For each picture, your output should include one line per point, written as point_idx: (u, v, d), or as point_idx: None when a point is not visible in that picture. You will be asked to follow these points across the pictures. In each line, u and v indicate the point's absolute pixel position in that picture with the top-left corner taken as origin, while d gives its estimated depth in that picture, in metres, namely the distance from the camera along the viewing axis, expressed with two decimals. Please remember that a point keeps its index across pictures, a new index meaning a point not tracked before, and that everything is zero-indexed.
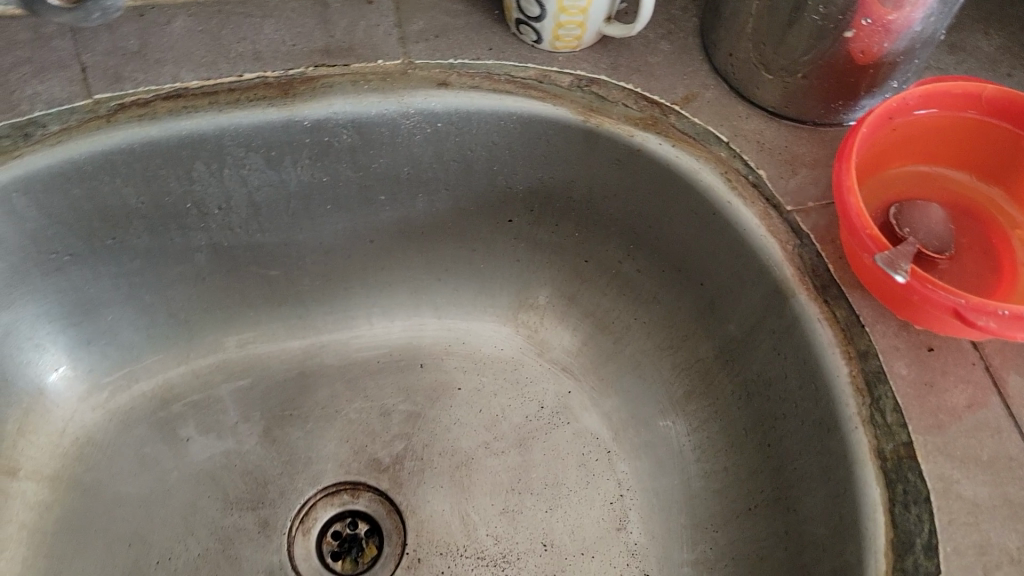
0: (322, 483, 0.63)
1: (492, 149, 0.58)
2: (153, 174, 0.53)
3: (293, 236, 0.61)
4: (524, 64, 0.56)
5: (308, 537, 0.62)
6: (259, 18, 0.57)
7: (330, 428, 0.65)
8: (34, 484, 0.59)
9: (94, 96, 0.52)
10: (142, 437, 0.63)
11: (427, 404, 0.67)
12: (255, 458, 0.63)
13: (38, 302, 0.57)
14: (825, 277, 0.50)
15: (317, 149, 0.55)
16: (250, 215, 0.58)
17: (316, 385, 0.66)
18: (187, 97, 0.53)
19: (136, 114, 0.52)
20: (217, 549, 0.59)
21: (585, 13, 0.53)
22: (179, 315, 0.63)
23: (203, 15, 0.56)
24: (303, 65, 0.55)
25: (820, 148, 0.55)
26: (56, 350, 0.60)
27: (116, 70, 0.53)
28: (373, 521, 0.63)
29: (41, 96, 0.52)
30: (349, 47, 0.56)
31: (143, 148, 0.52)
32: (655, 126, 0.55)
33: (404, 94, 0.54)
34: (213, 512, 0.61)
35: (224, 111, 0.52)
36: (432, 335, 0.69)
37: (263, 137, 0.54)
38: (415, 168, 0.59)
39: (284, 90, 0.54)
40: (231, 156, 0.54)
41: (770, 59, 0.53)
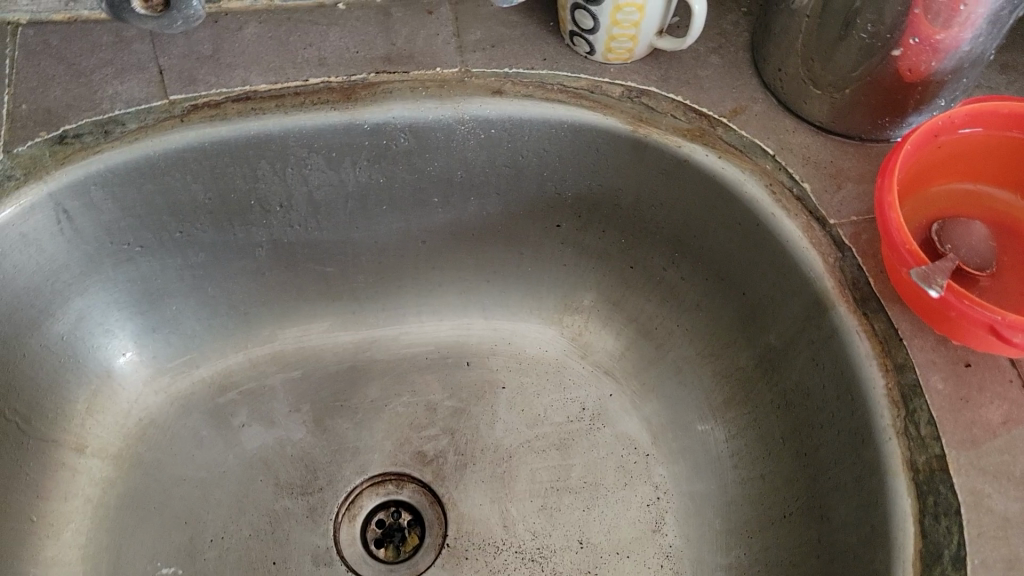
0: (368, 473, 0.66)
1: (543, 157, 0.60)
2: (221, 171, 0.56)
3: (349, 234, 0.64)
4: (576, 74, 0.58)
5: (353, 524, 0.64)
6: (325, 26, 0.59)
7: (378, 420, 0.68)
8: (99, 461, 0.63)
9: (169, 97, 0.55)
10: (200, 421, 0.66)
11: (472, 401, 0.69)
12: (306, 446, 0.66)
13: (110, 289, 0.60)
14: (864, 290, 0.51)
15: (376, 152, 0.58)
16: (310, 213, 0.61)
17: (366, 379, 0.69)
18: (256, 99, 0.56)
19: (208, 114, 0.55)
20: (267, 531, 0.62)
21: (637, 26, 0.55)
22: (239, 306, 0.66)
23: (272, 22, 0.59)
24: (366, 72, 0.57)
25: (866, 163, 0.56)
26: (124, 336, 0.64)
27: (191, 73, 0.56)
28: (416, 511, 0.66)
29: (121, 96, 0.55)
30: (409, 56, 0.58)
31: (213, 147, 0.55)
32: (702, 137, 0.57)
33: (460, 102, 0.57)
34: (265, 496, 0.63)
35: (290, 113, 0.55)
36: (479, 335, 0.71)
37: (325, 139, 0.56)
38: (468, 171, 0.61)
39: (346, 94, 0.56)
40: (294, 156, 0.57)
41: (818, 74, 0.54)
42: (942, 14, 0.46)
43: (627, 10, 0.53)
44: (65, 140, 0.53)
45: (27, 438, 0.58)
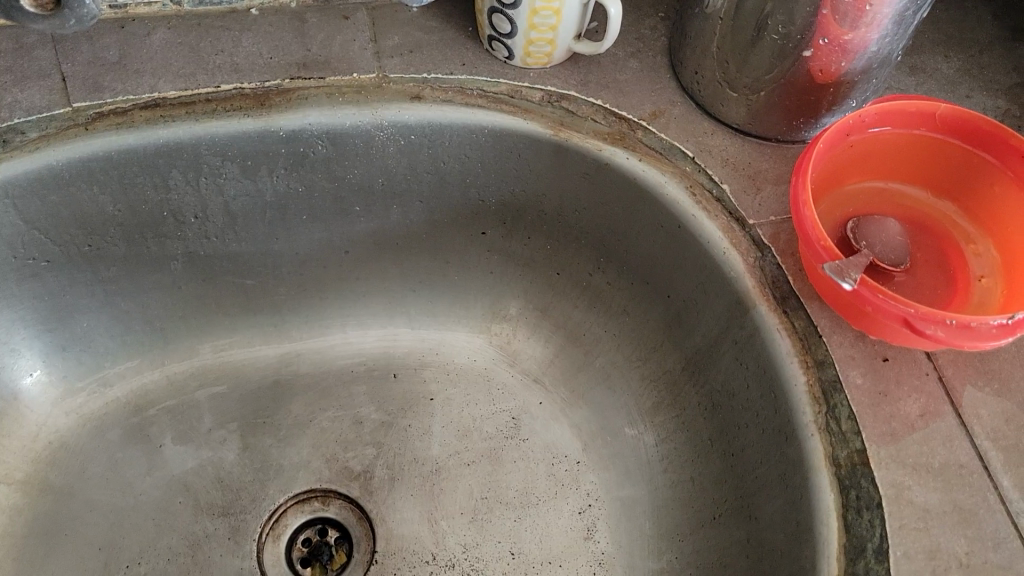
0: (293, 490, 0.64)
1: (465, 162, 0.59)
2: (130, 182, 0.55)
3: (268, 246, 0.62)
4: (496, 79, 0.58)
5: (278, 544, 0.62)
6: (238, 32, 0.58)
7: (302, 437, 0.66)
8: (5, 487, 0.60)
9: (73, 105, 0.53)
10: (115, 442, 0.63)
11: (400, 413, 0.67)
12: (227, 465, 0.64)
13: (14, 307, 0.58)
14: (784, 289, 0.51)
15: (293, 159, 0.57)
16: (226, 224, 0.60)
17: (290, 394, 0.67)
18: (165, 106, 0.54)
19: (114, 122, 0.53)
20: (186, 554, 0.60)
21: (555, 30, 0.55)
22: (155, 322, 0.64)
23: (183, 28, 0.58)
24: (280, 78, 0.56)
25: (783, 165, 0.56)
26: (31, 355, 0.61)
27: (96, 79, 0.54)
28: (343, 528, 0.64)
29: (21, 104, 0.53)
30: (325, 61, 0.57)
31: (120, 156, 0.53)
32: (623, 141, 0.57)
33: (377, 107, 0.56)
34: (185, 517, 0.61)
35: (201, 121, 0.54)
36: (405, 346, 0.70)
37: (239, 147, 0.55)
38: (389, 179, 0.60)
39: (260, 101, 0.55)
40: (206, 165, 0.55)
41: (733, 77, 0.54)
42: (849, 16, 0.47)
43: (544, 14, 0.53)
44: None
45: None
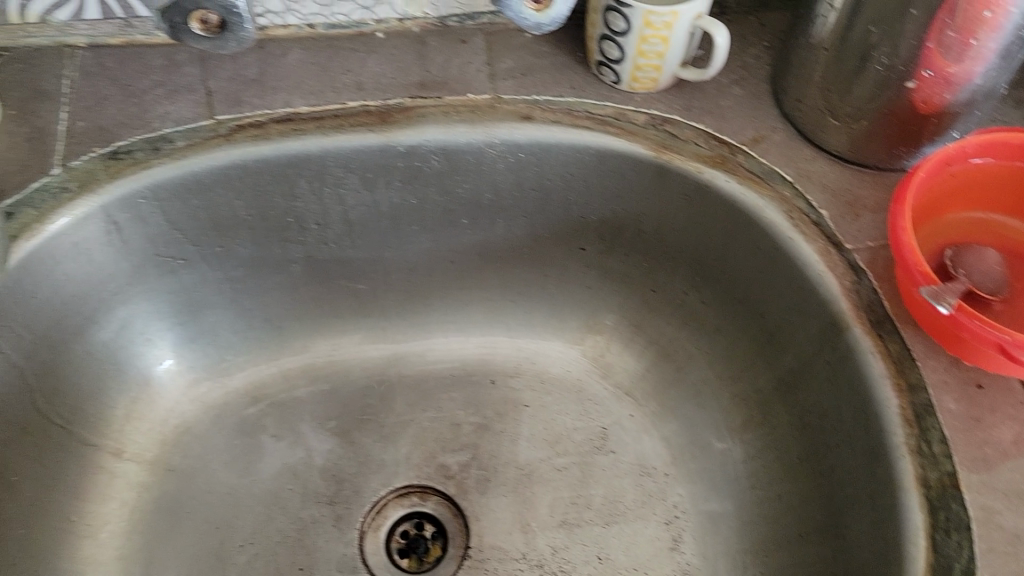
0: (393, 484, 0.67)
1: (569, 180, 0.62)
2: (261, 189, 0.60)
3: (380, 253, 0.66)
4: (602, 102, 0.61)
5: (378, 534, 0.66)
6: (364, 53, 0.62)
7: (403, 435, 0.69)
8: (136, 465, 0.65)
9: (216, 117, 0.58)
10: (233, 430, 0.68)
11: (496, 418, 0.70)
12: (334, 457, 0.68)
13: (152, 300, 0.64)
14: (879, 313, 0.52)
15: (409, 173, 0.61)
16: (343, 232, 0.64)
17: (393, 394, 0.71)
18: (297, 121, 0.59)
19: (252, 134, 0.58)
20: (295, 537, 0.64)
21: (662, 57, 0.57)
22: (274, 319, 0.69)
23: (315, 49, 0.62)
24: (401, 96, 0.60)
25: (882, 192, 0.58)
26: (164, 345, 0.66)
27: (236, 95, 0.60)
28: (439, 524, 0.67)
29: (171, 115, 0.58)
30: (443, 82, 0.61)
31: (256, 165, 0.58)
32: (724, 164, 0.59)
33: (491, 126, 0.59)
34: (294, 503, 0.65)
35: (328, 135, 0.58)
36: (504, 353, 0.73)
37: (362, 160, 0.59)
38: (496, 194, 0.63)
39: (382, 117, 0.59)
40: (331, 176, 0.60)
41: (835, 105, 0.56)
42: (955, 49, 0.48)
43: (653, 41, 0.55)
44: (117, 155, 0.56)
45: (69, 441, 0.61)
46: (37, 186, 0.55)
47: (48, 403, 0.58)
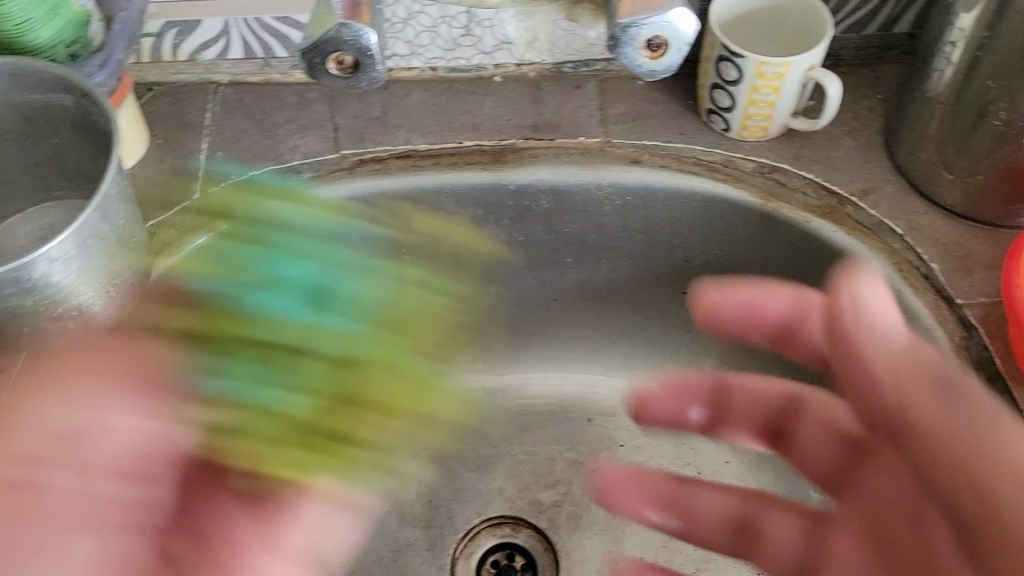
0: (486, 513, 0.69)
1: (674, 224, 0.63)
2: (379, 221, 0.63)
3: (486, 287, 0.69)
4: (711, 149, 0.62)
5: (470, 560, 0.67)
6: (481, 96, 0.65)
7: (498, 466, 0.70)
8: None
9: (342, 151, 0.62)
10: None
11: (590, 455, 0.71)
12: (431, 482, 0.70)
13: None
14: (991, 372, 0.51)
15: (518, 211, 0.63)
16: (452, 264, 0.67)
17: (491, 425, 0.72)
18: (416, 157, 0.62)
19: (373, 168, 0.62)
20: (390, 558, 0.66)
21: (773, 107, 0.58)
22: None
23: (435, 90, 0.65)
24: (515, 138, 0.63)
25: (997, 250, 0.56)
26: None
27: (361, 131, 0.63)
28: (530, 556, 0.68)
29: (300, 148, 0.63)
30: (556, 125, 0.63)
31: (375, 197, 0.62)
32: (833, 214, 0.59)
33: (599, 170, 0.61)
34: (391, 524, 0.68)
35: (443, 171, 0.62)
36: (601, 392, 0.73)
37: (475, 197, 0.62)
38: (601, 235, 0.65)
39: (496, 157, 0.62)
40: (444, 211, 0.63)
41: (952, 160, 0.56)
42: None
43: (764, 90, 0.57)
44: (251, 183, 0.61)
45: None
46: (179, 209, 0.60)
47: None
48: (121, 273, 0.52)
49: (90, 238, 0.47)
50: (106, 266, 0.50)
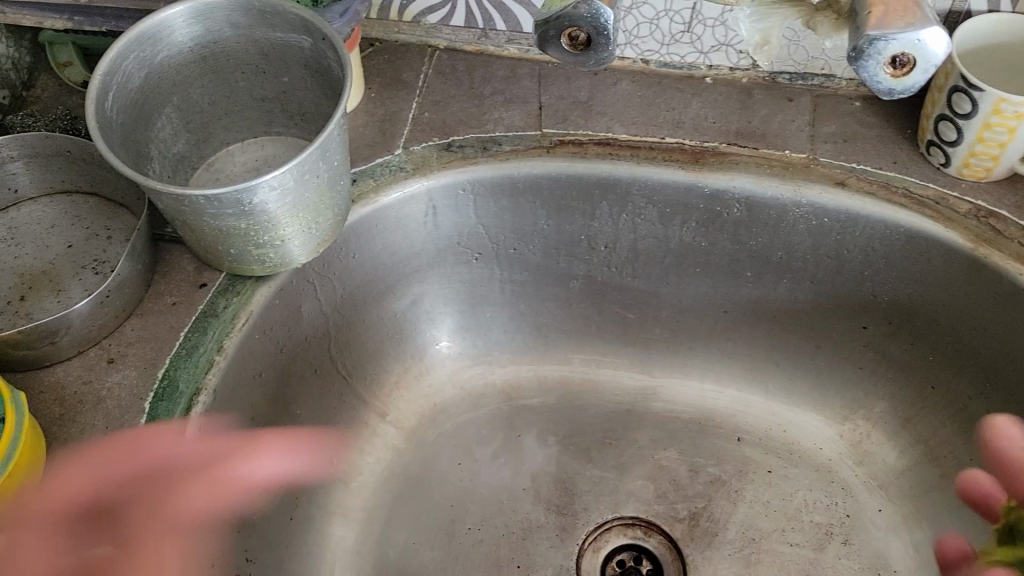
0: (620, 512, 0.68)
1: (869, 255, 0.60)
2: (566, 203, 0.63)
3: (658, 287, 0.68)
4: (925, 183, 0.59)
5: (597, 555, 0.66)
6: (689, 95, 0.64)
7: (638, 467, 0.70)
8: (395, 429, 0.70)
9: (543, 129, 0.63)
10: (483, 420, 0.72)
11: (734, 475, 0.69)
12: (569, 470, 0.70)
13: (445, 284, 0.69)
14: None
15: (707, 216, 0.62)
16: (629, 258, 0.67)
17: (638, 425, 0.72)
18: (614, 146, 0.62)
19: (570, 151, 0.62)
20: (519, 536, 0.66)
21: (1003, 148, 0.54)
22: (542, 330, 0.73)
23: (644, 83, 0.65)
24: (718, 142, 0.61)
25: None
26: (444, 328, 0.72)
27: (564, 113, 0.64)
28: (657, 563, 0.66)
29: (503, 121, 0.63)
30: (762, 135, 0.62)
31: (567, 180, 0.62)
32: None
33: (801, 186, 0.59)
34: (526, 504, 0.68)
35: (640, 164, 0.61)
36: (756, 413, 0.71)
37: (667, 195, 0.61)
38: (788, 254, 0.63)
39: (695, 158, 0.61)
40: (632, 204, 0.63)
41: None
42: None
43: (998, 129, 0.53)
44: (451, 148, 0.62)
45: (349, 392, 0.67)
46: (381, 161, 0.62)
47: (339, 353, 0.65)
48: (325, 213, 0.53)
49: (306, 173, 0.48)
50: (314, 203, 0.51)
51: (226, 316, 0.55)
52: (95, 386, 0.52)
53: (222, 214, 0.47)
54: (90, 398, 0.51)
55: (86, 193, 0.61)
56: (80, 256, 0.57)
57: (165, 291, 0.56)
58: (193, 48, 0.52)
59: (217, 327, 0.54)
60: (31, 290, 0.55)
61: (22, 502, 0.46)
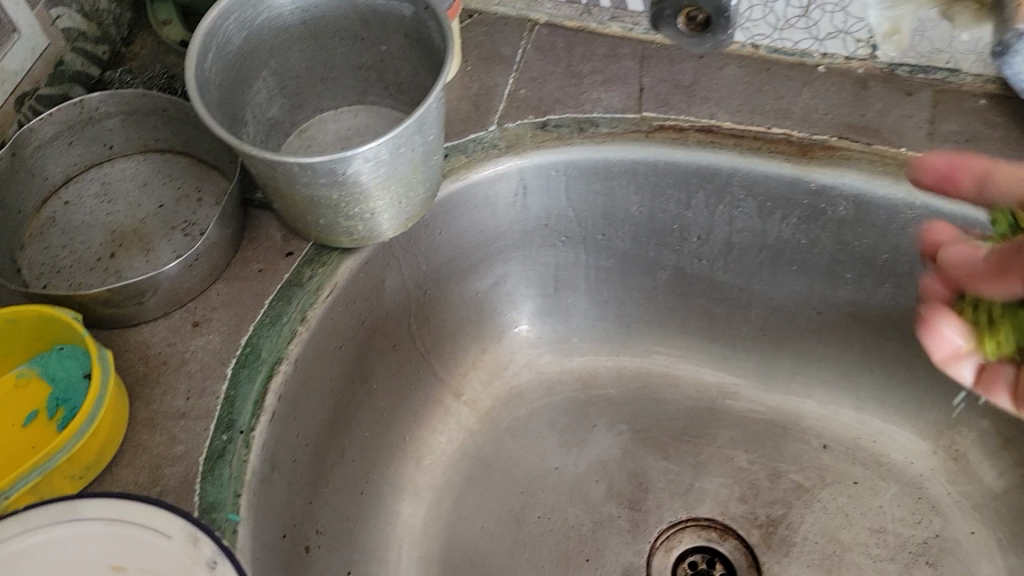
0: (695, 513, 0.66)
1: None
2: (661, 190, 0.61)
3: (750, 283, 0.66)
4: None
5: (668, 555, 0.64)
6: (799, 83, 0.61)
7: (717, 468, 0.68)
8: (468, 410, 0.69)
9: (642, 113, 0.60)
10: (558, 407, 0.71)
11: (818, 483, 0.66)
12: (646, 464, 0.68)
13: (528, 266, 0.68)
14: None
15: (810, 212, 0.59)
16: (722, 251, 0.64)
17: (718, 425, 0.69)
18: (716, 134, 0.59)
19: (670, 137, 0.59)
20: (590, 528, 0.65)
21: None
22: (624, 318, 0.71)
23: (752, 69, 0.62)
24: (828, 135, 0.58)
25: None
26: (524, 311, 0.71)
27: (666, 96, 0.61)
28: (731, 569, 0.64)
29: (602, 102, 0.61)
30: (876, 129, 0.58)
31: (665, 167, 0.59)
32: None
33: None
34: (597, 496, 0.66)
35: (743, 154, 0.58)
36: (843, 422, 0.68)
37: (769, 187, 0.58)
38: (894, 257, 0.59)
39: (802, 151, 0.58)
40: (731, 195, 0.60)
41: None
42: None
43: None
44: (547, 127, 0.60)
45: (426, 370, 0.66)
46: (475, 137, 0.60)
47: (419, 329, 0.64)
48: (416, 188, 0.52)
49: (402, 147, 0.46)
50: (406, 177, 0.50)
51: (311, 287, 0.54)
52: (180, 348, 0.51)
53: (315, 183, 0.46)
54: (174, 360, 0.51)
55: (179, 153, 0.60)
56: (170, 217, 0.57)
57: (251, 257, 0.56)
58: (295, 12, 0.51)
59: (302, 297, 0.54)
60: (121, 248, 0.55)
61: (104, 461, 0.46)
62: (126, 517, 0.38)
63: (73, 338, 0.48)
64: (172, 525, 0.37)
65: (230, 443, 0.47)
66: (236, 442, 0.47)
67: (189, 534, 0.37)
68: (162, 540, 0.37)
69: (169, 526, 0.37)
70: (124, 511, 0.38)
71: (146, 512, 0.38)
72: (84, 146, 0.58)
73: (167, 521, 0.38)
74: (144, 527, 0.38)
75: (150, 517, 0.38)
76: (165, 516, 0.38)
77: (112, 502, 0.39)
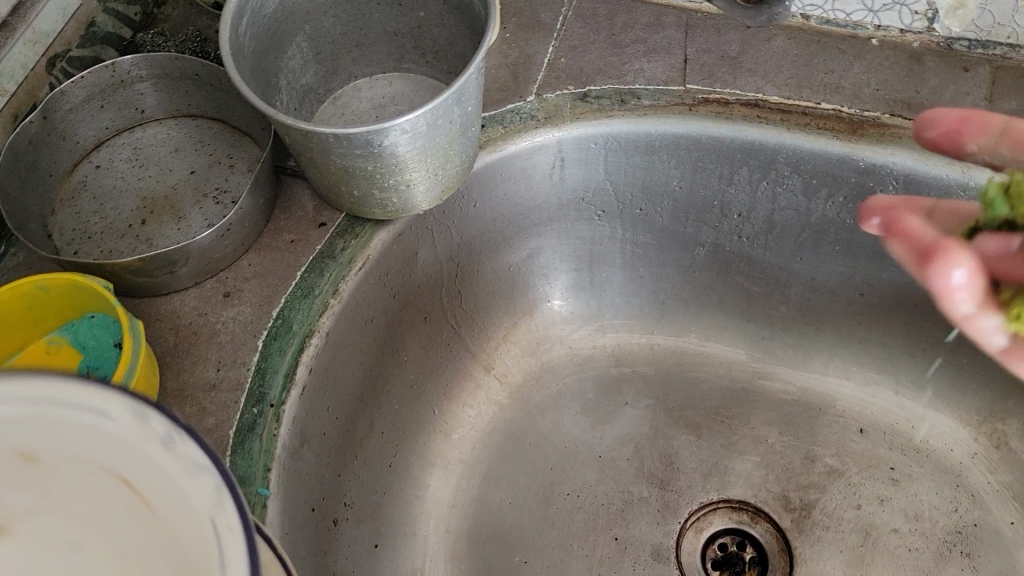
0: (727, 495, 0.65)
1: None
2: (703, 165, 0.59)
3: (790, 263, 0.64)
4: None
5: (698, 537, 0.63)
6: (850, 57, 0.59)
7: (750, 449, 0.66)
8: (498, 384, 0.68)
9: (686, 85, 0.58)
10: (590, 383, 0.70)
11: (853, 468, 0.65)
12: (678, 444, 0.67)
13: (563, 240, 0.67)
14: None
15: (857, 191, 0.57)
16: (762, 230, 0.62)
17: (753, 406, 0.68)
18: (763, 108, 0.57)
19: (715, 110, 0.57)
20: (618, 507, 0.64)
21: None
22: (659, 295, 0.70)
23: (802, 41, 0.60)
24: (880, 111, 0.56)
25: None
26: (557, 285, 0.69)
27: (710, 68, 0.59)
28: (762, 552, 0.63)
29: (645, 73, 0.59)
30: (930, 107, 0.56)
31: (708, 142, 0.58)
32: None
33: None
34: (627, 474, 0.65)
35: (790, 130, 0.56)
36: (882, 406, 0.67)
37: (816, 165, 0.56)
38: None
39: (853, 128, 0.55)
40: (775, 171, 0.58)
41: None
42: None
43: None
44: (587, 98, 0.58)
45: (458, 344, 0.65)
46: (512, 107, 0.58)
47: (451, 302, 0.63)
48: (453, 159, 0.50)
49: (440, 118, 0.45)
50: (443, 149, 0.48)
51: (343, 258, 0.53)
52: (210, 319, 0.51)
53: (350, 154, 0.45)
54: (205, 330, 0.50)
55: (210, 118, 0.59)
56: (201, 183, 0.56)
57: (283, 228, 0.55)
58: None
59: (334, 269, 0.53)
60: (151, 215, 0.55)
61: None
62: (46, 393, 0.26)
63: (104, 306, 0.47)
64: (114, 400, 0.25)
65: (261, 416, 0.47)
66: (267, 416, 0.47)
67: (137, 414, 0.25)
68: (100, 426, 0.26)
69: (111, 406, 0.25)
70: (43, 387, 0.26)
71: (69, 386, 0.26)
72: (116, 110, 0.57)
73: (107, 399, 0.25)
74: (80, 409, 0.26)
75: (72, 391, 0.26)
76: (97, 388, 0.25)
77: (26, 372, 0.26)
